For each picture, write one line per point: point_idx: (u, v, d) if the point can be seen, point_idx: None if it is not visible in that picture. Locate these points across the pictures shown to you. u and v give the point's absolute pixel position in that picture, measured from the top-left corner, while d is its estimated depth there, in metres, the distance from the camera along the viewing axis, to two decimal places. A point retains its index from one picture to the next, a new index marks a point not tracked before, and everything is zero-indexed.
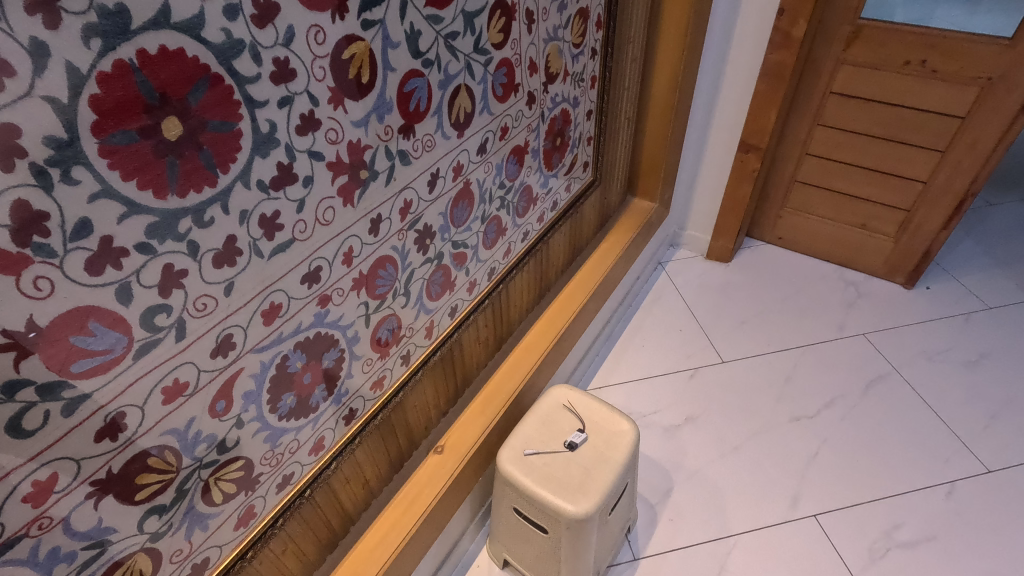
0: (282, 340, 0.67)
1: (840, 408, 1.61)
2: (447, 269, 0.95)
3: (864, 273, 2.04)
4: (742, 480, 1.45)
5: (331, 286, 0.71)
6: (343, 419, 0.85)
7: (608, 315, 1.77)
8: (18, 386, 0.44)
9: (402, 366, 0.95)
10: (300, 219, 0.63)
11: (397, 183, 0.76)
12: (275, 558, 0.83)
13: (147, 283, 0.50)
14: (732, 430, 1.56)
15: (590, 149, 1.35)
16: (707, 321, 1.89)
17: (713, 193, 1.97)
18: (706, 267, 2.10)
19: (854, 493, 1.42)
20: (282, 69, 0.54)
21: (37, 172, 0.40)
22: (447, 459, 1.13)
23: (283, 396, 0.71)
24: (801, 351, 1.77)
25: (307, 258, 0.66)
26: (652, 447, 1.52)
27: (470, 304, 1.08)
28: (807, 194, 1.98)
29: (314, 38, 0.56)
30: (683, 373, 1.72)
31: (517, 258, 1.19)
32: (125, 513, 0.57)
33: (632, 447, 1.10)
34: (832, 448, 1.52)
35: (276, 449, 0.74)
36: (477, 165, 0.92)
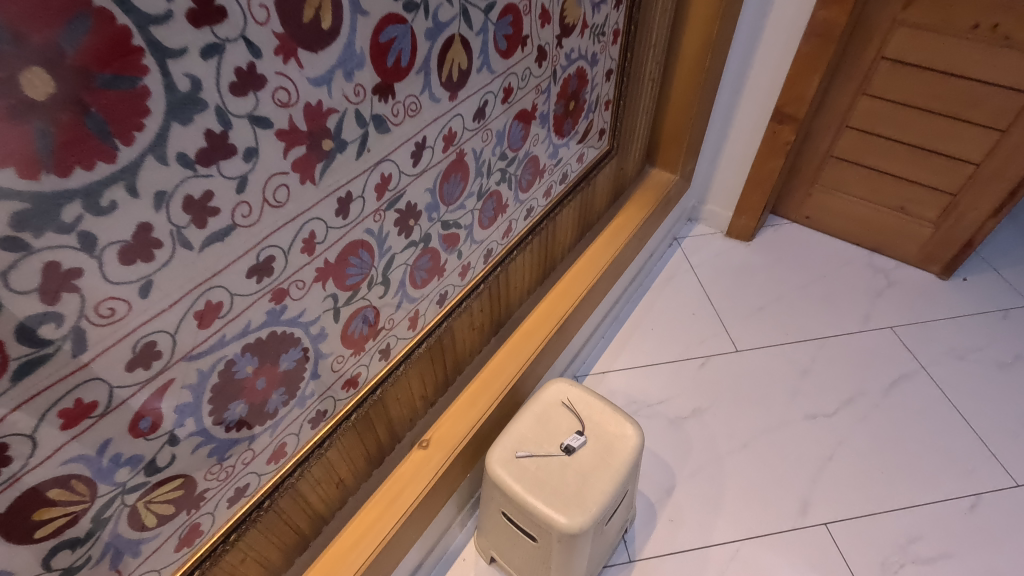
0: (225, 343, 0.56)
1: (860, 407, 1.50)
2: (436, 253, 0.83)
3: (896, 259, 1.89)
4: (750, 482, 1.36)
5: (288, 278, 0.60)
6: (309, 422, 0.75)
7: (616, 295, 1.64)
8: None
9: (381, 360, 0.84)
10: (242, 201, 0.51)
11: (372, 156, 0.63)
12: (232, 570, 0.75)
13: (20, 287, 0.39)
14: (742, 426, 1.46)
15: (608, 114, 1.20)
16: (723, 305, 1.76)
17: (738, 168, 1.81)
18: (725, 245, 1.96)
19: (868, 502, 1.33)
20: (204, 7, 0.41)
21: None
22: (433, 456, 1.03)
23: (231, 405, 0.61)
24: (822, 343, 1.65)
25: (254, 247, 0.54)
26: (656, 440, 1.43)
27: (462, 290, 0.96)
28: (842, 170, 1.81)
29: None
30: (693, 361, 1.61)
31: (519, 238, 1.06)
32: (24, 552, 0.48)
33: (633, 455, 1.00)
34: (849, 450, 1.42)
35: (225, 462, 0.64)
36: (473, 133, 0.79)
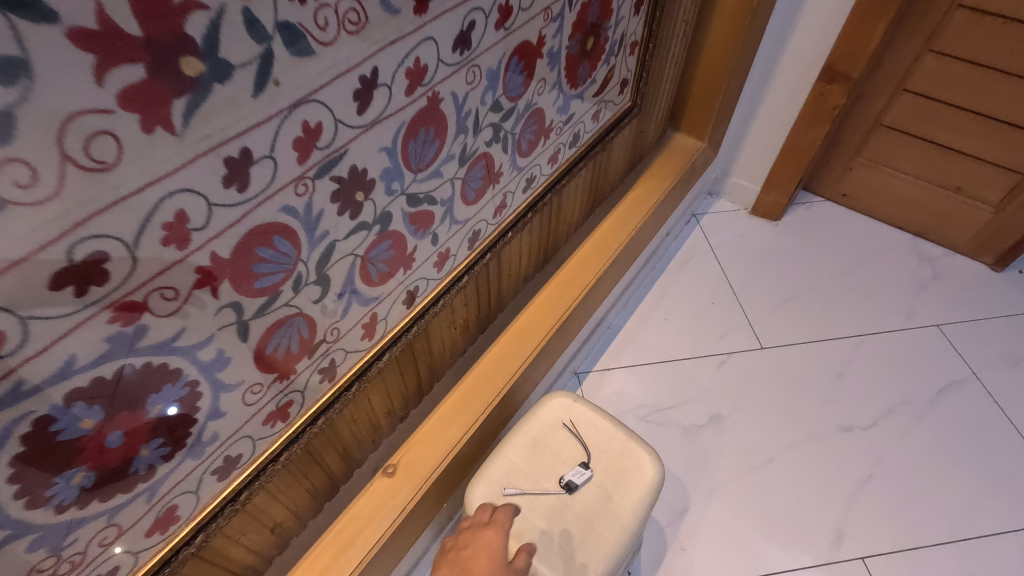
0: (22, 394, 0.35)
1: (902, 418, 1.31)
2: (400, 238, 0.61)
3: (943, 246, 1.67)
4: (775, 505, 1.18)
5: (141, 287, 0.38)
6: (214, 474, 0.54)
7: (627, 280, 1.42)
8: None
9: (323, 382, 0.62)
10: (12, 158, 0.29)
11: (282, 93, 0.40)
12: None
13: None
14: (767, 437, 1.27)
15: (632, 60, 0.95)
16: (746, 293, 1.55)
17: (772, 136, 1.57)
18: (750, 224, 1.73)
19: (908, 532, 1.16)
20: None
21: None
22: (400, 486, 0.83)
23: (58, 476, 0.39)
24: (858, 341, 1.44)
25: (57, 240, 0.32)
26: (667, 452, 1.24)
27: (438, 284, 0.74)
28: (892, 142, 1.57)
29: None
30: (712, 359, 1.40)
31: (515, 216, 0.83)
32: None
33: (649, 496, 0.81)
34: (889, 470, 1.23)
35: (64, 553, 0.44)
36: (453, 69, 0.55)
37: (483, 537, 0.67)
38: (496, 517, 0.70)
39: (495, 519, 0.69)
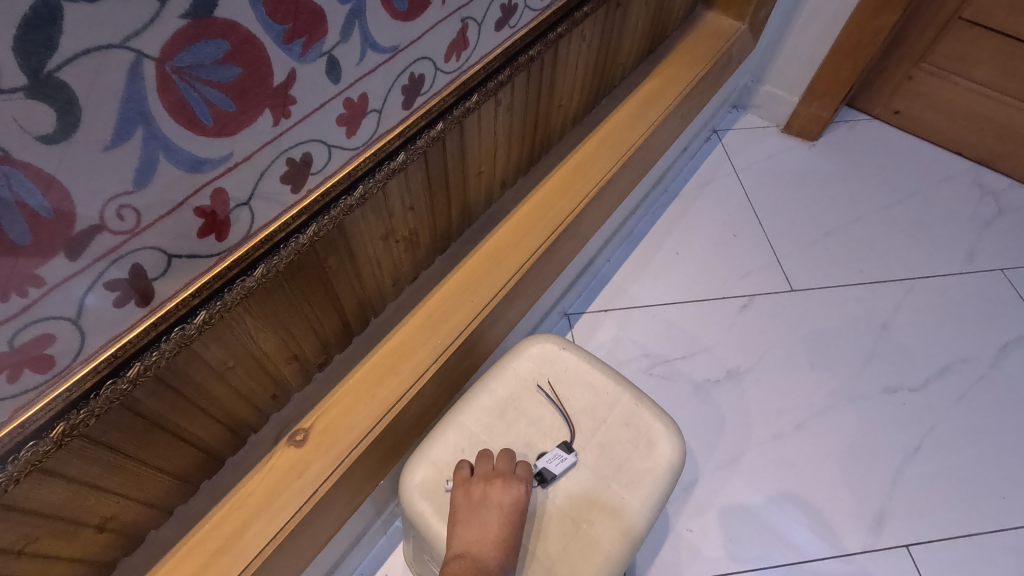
0: None
1: (957, 378, 1.09)
2: (250, 42, 0.32)
3: (1010, 178, 1.40)
4: (804, 479, 0.97)
5: None
6: None
7: (635, 201, 1.15)
8: None
9: (129, 305, 0.36)
10: None
11: None
12: None
13: None
14: (796, 396, 1.05)
15: None
16: (775, 225, 1.28)
17: (822, 29, 1.26)
18: (782, 144, 1.44)
19: (962, 513, 0.95)
20: None
21: None
22: (311, 461, 0.59)
23: None
24: (908, 286, 1.20)
25: None
26: (675, 412, 1.02)
27: (355, 162, 0.47)
28: (971, 42, 1.27)
29: None
30: (733, 302, 1.16)
31: (484, 71, 0.55)
32: None
33: (667, 485, 0.59)
34: (942, 439, 1.02)
35: None
36: None
37: (514, 498, 0.54)
38: (524, 469, 0.56)
39: (522, 471, 0.56)
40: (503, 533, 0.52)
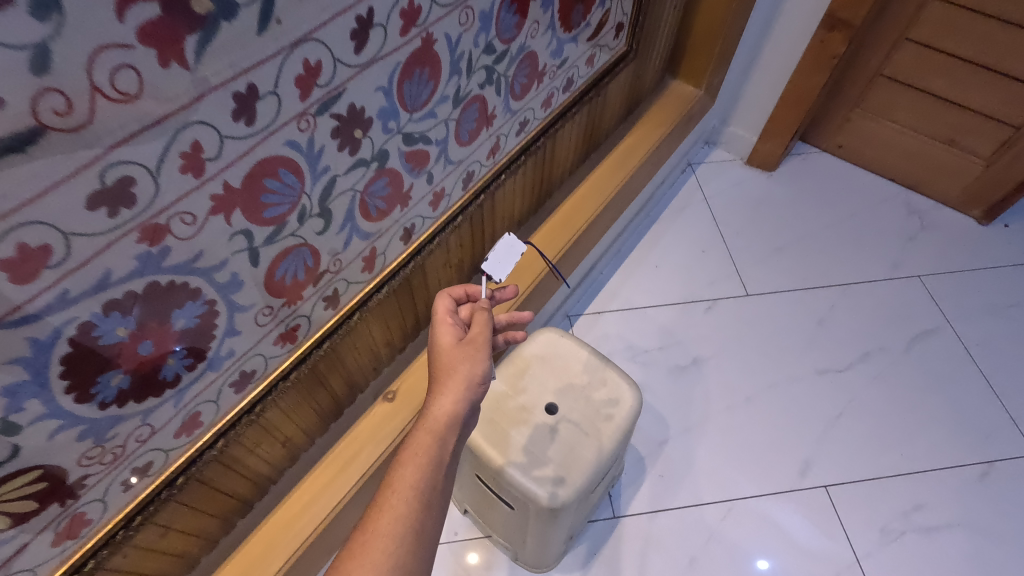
0: (71, 301, 0.40)
1: (877, 361, 1.38)
2: (396, 175, 0.64)
3: (935, 200, 1.68)
4: (750, 439, 1.26)
5: (164, 210, 0.42)
6: (232, 386, 0.60)
7: (621, 227, 1.46)
8: None
9: (328, 309, 0.68)
10: (49, 90, 0.32)
11: (287, 33, 0.43)
12: (151, 546, 0.65)
13: None
14: (747, 377, 1.35)
15: (628, 5, 0.95)
16: (736, 243, 1.58)
17: (771, 85, 1.56)
18: (745, 175, 1.74)
19: (872, 464, 1.24)
20: None
21: None
22: (400, 410, 0.91)
23: (101, 377, 0.46)
24: (842, 290, 1.49)
25: (89, 163, 0.36)
26: (651, 389, 1.32)
27: (434, 223, 0.78)
28: (892, 93, 1.56)
29: None
30: (699, 304, 1.46)
31: (508, 159, 0.86)
32: None
33: (629, 421, 0.87)
34: (861, 409, 1.31)
35: (107, 444, 0.50)
36: (447, 13, 0.57)
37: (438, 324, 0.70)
38: (441, 304, 0.72)
39: (441, 307, 0.72)
40: (440, 349, 0.68)
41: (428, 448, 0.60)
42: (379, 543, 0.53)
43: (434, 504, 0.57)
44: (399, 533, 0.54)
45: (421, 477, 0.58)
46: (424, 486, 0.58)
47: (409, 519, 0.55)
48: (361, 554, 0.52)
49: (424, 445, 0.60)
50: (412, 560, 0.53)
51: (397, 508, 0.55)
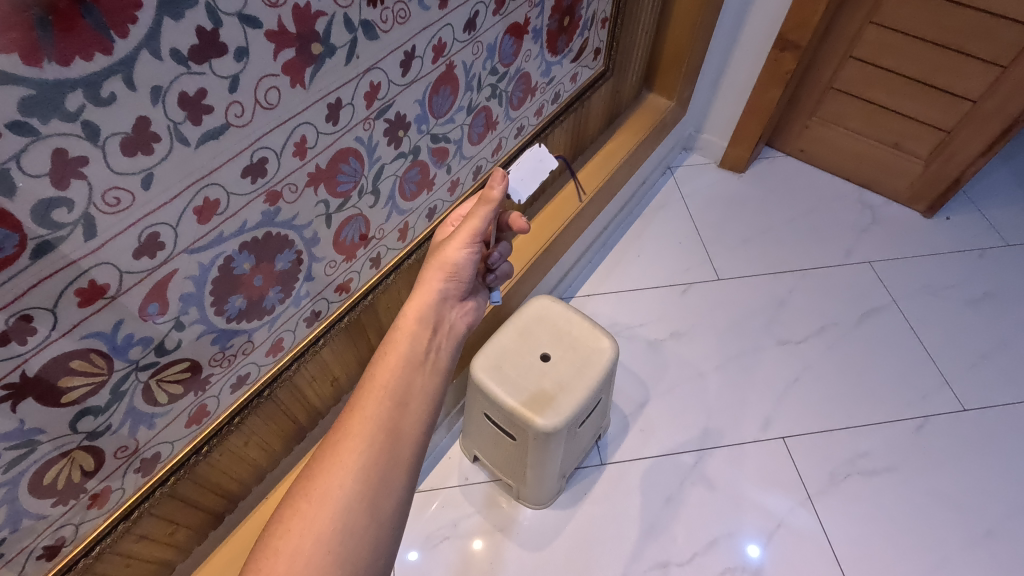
0: (224, 239, 0.60)
1: (830, 335, 1.59)
2: (425, 166, 0.86)
3: (884, 196, 1.89)
4: (718, 399, 1.46)
5: (281, 181, 0.63)
6: (304, 321, 0.81)
7: (605, 221, 1.68)
8: None
9: (372, 268, 0.89)
10: (235, 101, 0.53)
11: (361, 62, 0.64)
12: (237, 449, 0.85)
13: (33, 171, 0.42)
14: (716, 348, 1.55)
15: (604, 33, 1.18)
16: (709, 235, 1.79)
17: (736, 97, 1.78)
18: (718, 176, 1.94)
19: (823, 419, 1.44)
20: None
21: None
22: None
23: (230, 298, 0.66)
24: (801, 275, 1.70)
25: (248, 147, 0.57)
26: (633, 360, 1.52)
27: (450, 206, 0.99)
28: (842, 103, 1.79)
29: None
30: (675, 288, 1.67)
31: (508, 157, 1.08)
32: (52, 414, 0.54)
33: (608, 366, 1.08)
34: (814, 374, 1.51)
35: (227, 351, 0.70)
36: (463, 45, 0.79)
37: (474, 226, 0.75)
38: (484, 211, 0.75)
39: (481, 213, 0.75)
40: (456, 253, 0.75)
41: (395, 358, 0.65)
42: (349, 444, 0.59)
43: (403, 408, 0.63)
44: (369, 434, 0.60)
45: (389, 384, 0.63)
46: (393, 390, 0.63)
47: (378, 420, 0.61)
48: (334, 454, 0.59)
49: (392, 357, 0.65)
50: (384, 457, 0.59)
51: (366, 411, 0.61)
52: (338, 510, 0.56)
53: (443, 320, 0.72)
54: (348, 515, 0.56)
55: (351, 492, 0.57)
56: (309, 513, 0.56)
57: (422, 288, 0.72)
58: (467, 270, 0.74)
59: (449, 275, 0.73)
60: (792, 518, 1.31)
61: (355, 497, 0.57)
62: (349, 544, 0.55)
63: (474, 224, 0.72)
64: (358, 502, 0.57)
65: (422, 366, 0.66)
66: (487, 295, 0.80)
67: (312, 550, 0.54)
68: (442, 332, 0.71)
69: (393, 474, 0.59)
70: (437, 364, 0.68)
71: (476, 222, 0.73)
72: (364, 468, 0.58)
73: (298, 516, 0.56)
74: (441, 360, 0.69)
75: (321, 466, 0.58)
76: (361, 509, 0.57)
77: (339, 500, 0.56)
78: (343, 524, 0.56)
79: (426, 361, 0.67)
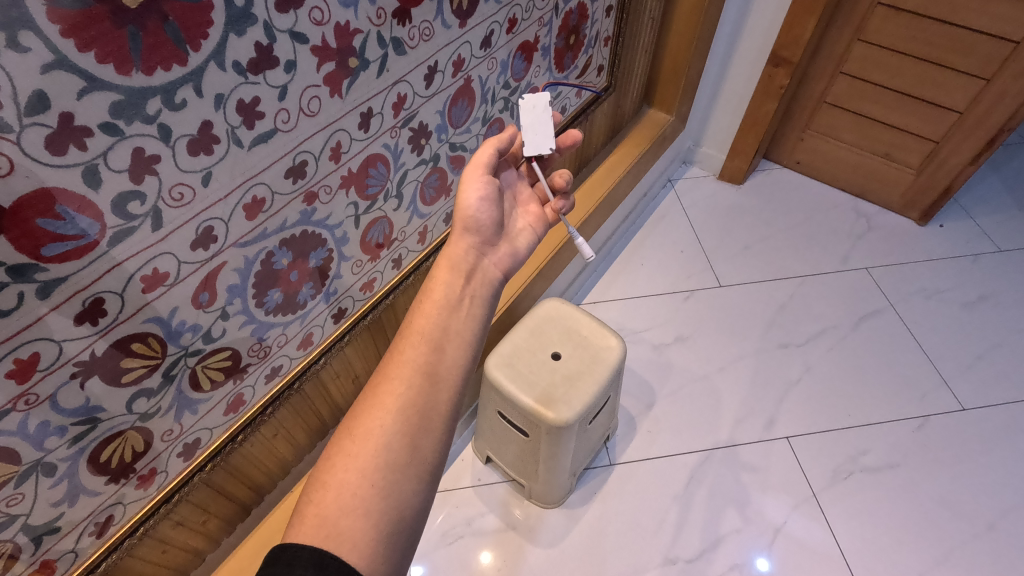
0: (267, 235, 0.66)
1: (830, 338, 1.63)
2: (444, 172, 0.92)
3: (879, 205, 1.96)
4: (724, 400, 1.50)
5: (318, 182, 0.68)
6: (332, 317, 0.86)
7: (610, 231, 1.74)
8: (26, 269, 0.46)
9: (393, 269, 0.94)
10: (283, 108, 0.59)
11: (390, 75, 0.70)
12: (267, 440, 0.89)
13: (116, 167, 0.48)
14: (720, 352, 1.59)
15: (607, 51, 1.25)
16: (710, 243, 1.85)
17: (733, 111, 1.85)
18: (717, 187, 2.01)
19: (826, 419, 1.48)
20: None
21: (8, 41, 0.38)
22: None
23: (269, 291, 0.71)
24: (800, 281, 1.76)
25: (291, 151, 0.63)
26: (640, 363, 1.57)
27: None
28: (834, 116, 1.86)
29: None
30: (679, 294, 1.72)
31: None
32: (112, 394, 0.59)
33: (616, 363, 1.13)
34: (816, 376, 1.56)
35: (263, 342, 0.75)
36: (480, 61, 0.86)
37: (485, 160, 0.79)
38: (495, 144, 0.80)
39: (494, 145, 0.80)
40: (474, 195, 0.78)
41: (430, 307, 0.69)
42: (390, 385, 0.62)
43: (440, 352, 0.65)
44: (407, 376, 0.62)
45: (425, 331, 0.66)
46: (429, 336, 0.66)
47: (416, 364, 0.63)
48: (375, 396, 0.61)
49: (427, 306, 0.69)
50: (422, 397, 0.61)
51: (405, 356, 0.64)
52: (380, 446, 0.58)
53: (475, 270, 0.75)
54: (390, 451, 0.58)
55: (392, 430, 0.59)
56: (353, 450, 0.58)
57: (454, 243, 0.76)
58: (486, 216, 0.77)
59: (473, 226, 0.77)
60: (789, 527, 1.32)
61: (396, 434, 0.59)
62: (391, 477, 0.57)
63: (478, 161, 0.76)
64: (399, 439, 0.59)
65: (455, 314, 0.69)
66: (520, 246, 0.81)
67: (356, 483, 0.56)
68: (475, 282, 0.74)
69: (431, 414, 0.61)
70: (472, 311, 0.70)
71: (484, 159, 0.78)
72: (403, 407, 0.60)
73: (343, 453, 0.58)
74: (474, 308, 0.71)
75: (363, 407, 0.61)
76: (402, 445, 0.59)
77: (381, 437, 0.58)
78: (385, 459, 0.58)
79: (459, 309, 0.70)
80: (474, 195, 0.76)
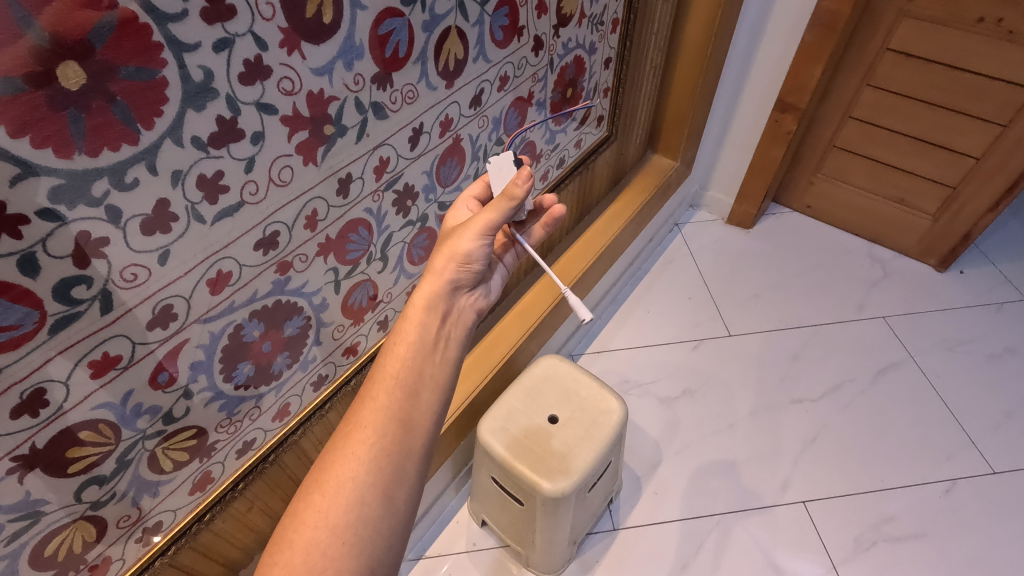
0: (234, 309, 0.62)
1: (847, 392, 1.55)
2: (432, 232, 0.89)
3: (894, 250, 1.89)
4: (735, 460, 1.42)
5: (292, 252, 0.65)
6: (311, 385, 0.82)
7: (614, 277, 1.69)
8: None
9: (379, 331, 0.90)
10: (250, 180, 0.56)
11: (371, 140, 0.68)
12: (240, 515, 0.83)
13: (57, 252, 0.45)
14: (730, 407, 1.51)
15: (607, 101, 1.23)
16: (719, 290, 1.79)
17: (740, 156, 1.82)
18: (725, 232, 1.96)
19: (844, 482, 1.39)
20: (254, 68, 0.51)
21: None
22: None
23: (238, 365, 0.67)
24: (813, 330, 1.68)
25: (260, 223, 0.59)
26: (645, 418, 1.49)
27: None
28: (845, 160, 1.82)
29: (261, 10, 0.49)
30: (686, 344, 1.65)
31: None
32: (57, 485, 0.55)
33: (617, 427, 1.07)
34: (832, 433, 1.47)
35: (234, 417, 0.71)
36: (470, 119, 0.83)
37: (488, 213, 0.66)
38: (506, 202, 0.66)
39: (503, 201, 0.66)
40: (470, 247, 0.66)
41: (404, 347, 0.61)
42: (361, 435, 0.55)
43: (415, 399, 0.58)
44: (380, 424, 0.56)
45: (399, 374, 0.59)
46: (404, 380, 0.59)
47: (389, 410, 0.57)
48: (345, 445, 0.55)
49: (401, 346, 0.61)
50: (395, 447, 0.55)
51: (377, 402, 0.57)
52: (352, 500, 0.53)
53: (452, 309, 0.66)
54: (362, 506, 0.53)
55: (365, 484, 0.53)
56: (323, 505, 0.52)
57: (431, 278, 0.66)
58: (478, 262, 0.67)
59: (461, 268, 0.67)
60: None
61: (369, 488, 0.53)
62: (363, 534, 0.52)
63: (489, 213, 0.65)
64: (373, 492, 0.53)
65: (431, 356, 0.61)
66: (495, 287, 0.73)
67: (327, 541, 0.51)
68: (453, 322, 0.65)
69: (405, 465, 0.55)
70: (450, 351, 0.63)
71: (493, 215, 0.66)
72: (376, 458, 0.54)
73: (312, 508, 0.53)
74: (452, 348, 0.63)
75: (333, 457, 0.55)
76: (376, 499, 0.53)
77: (353, 491, 0.53)
78: (357, 515, 0.52)
79: (436, 350, 0.62)
80: (478, 243, 0.66)
